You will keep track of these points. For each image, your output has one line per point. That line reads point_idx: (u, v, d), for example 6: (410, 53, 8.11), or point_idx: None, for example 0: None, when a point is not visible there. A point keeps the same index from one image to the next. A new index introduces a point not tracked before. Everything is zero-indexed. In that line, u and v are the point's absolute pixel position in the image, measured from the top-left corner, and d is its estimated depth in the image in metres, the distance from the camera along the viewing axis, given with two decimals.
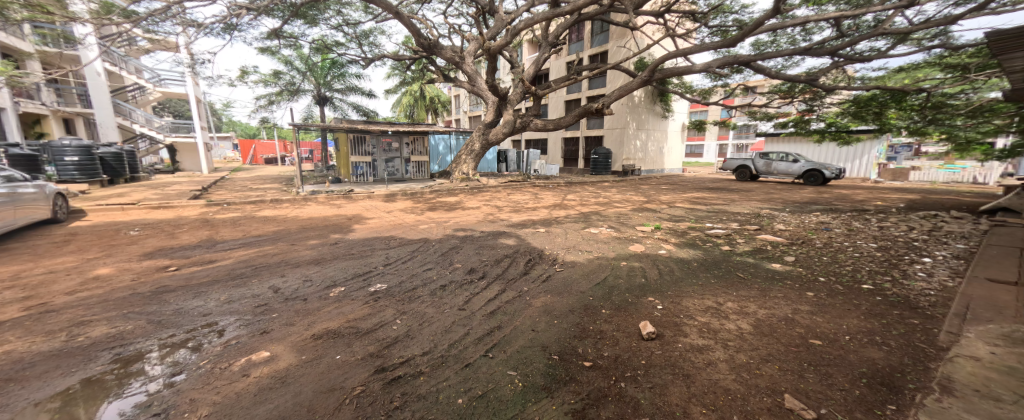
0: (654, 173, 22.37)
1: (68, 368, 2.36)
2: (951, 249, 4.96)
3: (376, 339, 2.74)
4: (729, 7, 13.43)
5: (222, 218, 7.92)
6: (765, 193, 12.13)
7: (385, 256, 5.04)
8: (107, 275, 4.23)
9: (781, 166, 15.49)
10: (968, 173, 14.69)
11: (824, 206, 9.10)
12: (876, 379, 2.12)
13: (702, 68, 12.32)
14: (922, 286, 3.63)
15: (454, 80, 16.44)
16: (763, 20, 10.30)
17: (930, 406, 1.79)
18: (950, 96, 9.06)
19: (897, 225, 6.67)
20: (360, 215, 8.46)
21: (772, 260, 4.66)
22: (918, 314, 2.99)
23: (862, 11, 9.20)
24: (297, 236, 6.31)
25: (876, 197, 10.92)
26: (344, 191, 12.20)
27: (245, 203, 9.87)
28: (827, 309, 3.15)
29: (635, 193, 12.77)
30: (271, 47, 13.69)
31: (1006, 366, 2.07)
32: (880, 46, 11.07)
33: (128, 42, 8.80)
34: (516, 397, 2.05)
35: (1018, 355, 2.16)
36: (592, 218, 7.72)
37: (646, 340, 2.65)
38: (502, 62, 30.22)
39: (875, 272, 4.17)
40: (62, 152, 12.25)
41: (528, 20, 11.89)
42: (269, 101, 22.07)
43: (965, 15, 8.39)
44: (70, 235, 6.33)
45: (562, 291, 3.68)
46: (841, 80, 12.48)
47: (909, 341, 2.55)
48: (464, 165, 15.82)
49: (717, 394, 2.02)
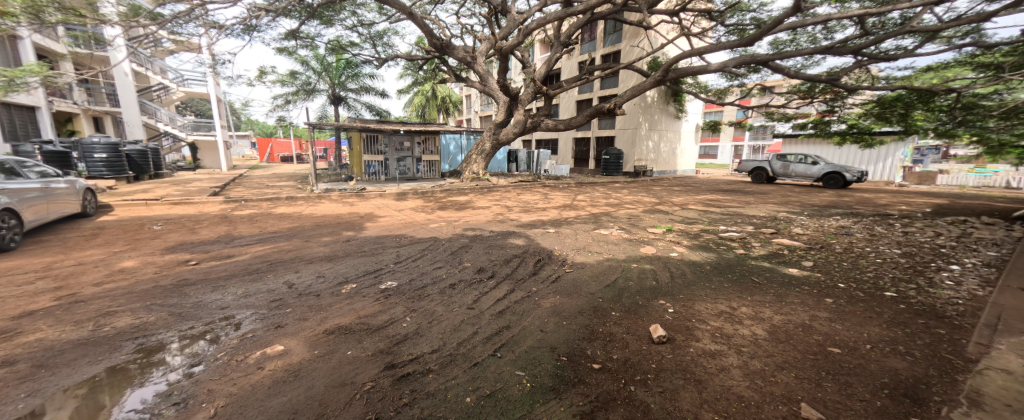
0: (666, 175, 22.04)
1: (95, 356, 2.46)
2: (982, 257, 4.76)
3: (386, 335, 2.78)
4: (746, 6, 13.15)
5: (239, 215, 8.16)
6: (781, 195, 11.85)
7: (395, 254, 5.10)
8: (132, 267, 4.40)
9: (799, 168, 15.05)
10: (1000, 177, 14.12)
11: (844, 210, 8.84)
12: (899, 390, 2.04)
13: (717, 68, 12.03)
14: (949, 295, 3.48)
15: (466, 81, 16.44)
16: (783, 18, 10.02)
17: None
18: (982, 97, 8.73)
19: (923, 230, 6.41)
20: (371, 213, 8.60)
21: (789, 265, 4.54)
22: (944, 324, 2.87)
23: (887, 8, 8.83)
24: (310, 233, 6.46)
25: (900, 201, 10.53)
26: (357, 189, 12.38)
27: (261, 200, 10.11)
28: (846, 317, 3.05)
29: (647, 194, 12.60)
30: (288, 48, 13.97)
31: None
32: (908, 45, 10.66)
33: (154, 43, 9.13)
34: (524, 397, 2.05)
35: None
36: (602, 219, 7.68)
37: (657, 344, 2.60)
38: (515, 63, 30.61)
39: (899, 279, 4.00)
40: (91, 149, 12.78)
41: (540, 19, 11.79)
42: (286, 101, 22.45)
43: (999, 12, 8.03)
44: (97, 229, 6.60)
45: (571, 292, 3.67)
46: (864, 80, 12.07)
47: (935, 351, 2.45)
48: (474, 164, 15.82)
49: (730, 401, 1.98)
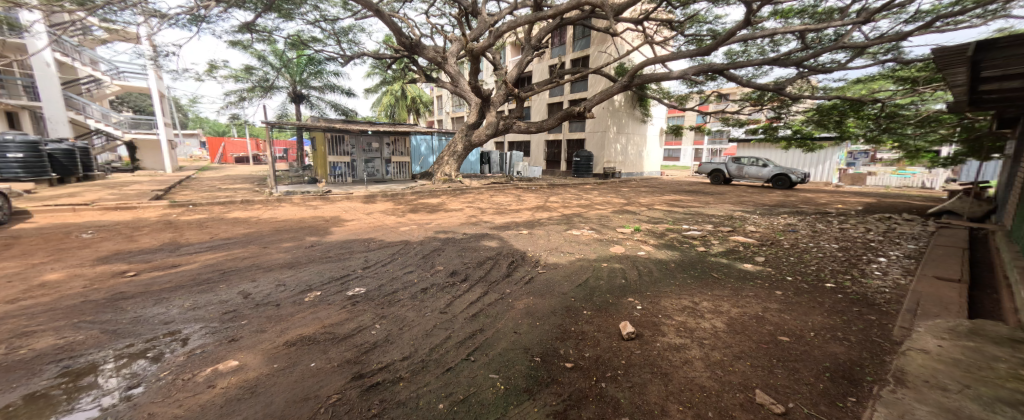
0: (634, 176, 22.86)
1: (7, 384, 2.15)
2: (903, 249, 5.35)
3: (354, 344, 2.65)
4: (703, 17, 13.93)
5: (187, 220, 7.50)
6: (737, 196, 12.66)
7: (364, 258, 4.90)
8: (56, 281, 3.90)
9: (751, 170, 16.22)
10: (917, 178, 16.16)
11: (791, 209, 9.60)
12: (838, 372, 2.23)
13: (678, 75, 12.64)
14: (878, 284, 3.87)
15: (436, 81, 16.15)
16: (735, 31, 10.70)
17: (886, 397, 1.89)
18: (903, 107, 9.90)
19: (856, 227, 7.09)
20: (337, 216, 8.22)
21: (744, 260, 4.84)
22: (874, 311, 3.18)
23: (824, 25, 9.68)
24: (269, 238, 6.06)
25: (837, 200, 11.63)
26: (321, 192, 11.79)
27: (212, 203, 9.37)
28: (794, 307, 3.30)
29: (616, 195, 13.02)
30: (243, 41, 13.07)
31: (952, 358, 2.24)
32: (841, 59, 11.77)
33: (83, 31, 8.21)
34: (498, 401, 2.03)
35: (961, 348, 2.37)
36: (574, 220, 7.84)
37: (626, 340, 2.68)
38: (486, 65, 30.62)
39: (837, 271, 4.40)
40: (4, 148, 11.26)
41: (511, 22, 11.81)
42: (240, 97, 20.99)
43: (913, 32, 9.07)
44: (12, 239, 5.80)
45: (544, 292, 3.69)
46: (806, 89, 13.17)
47: (867, 336, 2.71)
48: (446, 166, 15.60)
49: (694, 391, 2.07)
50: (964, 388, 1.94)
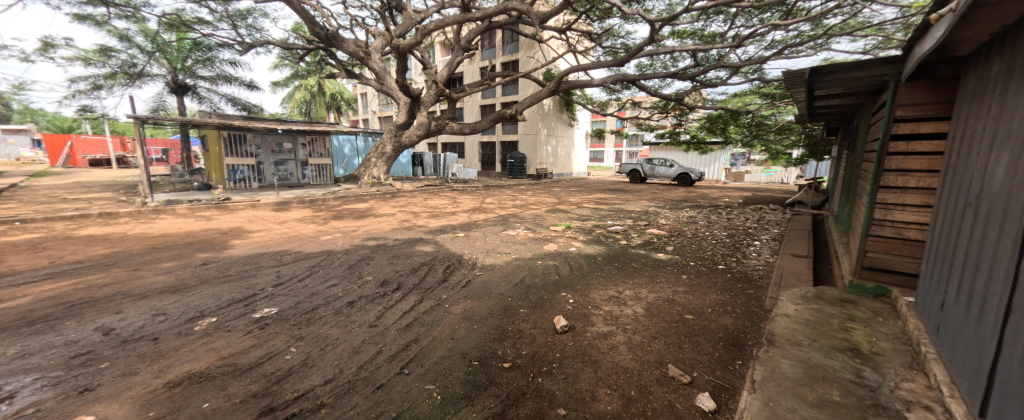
0: (563, 177, 24.09)
1: None
2: (771, 234, 6.52)
3: (263, 373, 2.28)
4: (617, 32, 15.27)
5: (11, 241, 5.72)
6: (651, 193, 14.15)
7: (275, 274, 4.27)
8: None
9: (661, 169, 18.32)
10: (779, 175, 20.00)
11: (692, 203, 11.06)
12: (729, 341, 2.60)
13: (598, 83, 13.64)
14: (755, 263, 4.65)
15: (357, 77, 14.98)
16: (643, 46, 11.91)
17: (763, 356, 2.25)
18: (766, 117, 12.05)
19: (739, 216, 8.45)
20: (240, 227, 7.09)
21: (657, 250, 5.40)
22: (753, 285, 3.80)
23: (710, 46, 11.33)
24: (143, 258, 4.93)
25: (725, 194, 13.76)
26: (216, 199, 10.06)
27: (54, 218, 7.33)
28: (696, 288, 3.77)
29: (547, 195, 13.53)
30: (95, 16, 10.55)
31: (805, 318, 2.77)
32: (723, 76, 13.93)
33: None
34: (434, 412, 1.91)
35: (810, 309, 2.94)
36: (510, 220, 7.94)
37: (560, 334, 2.76)
38: (414, 63, 29.55)
39: (726, 254, 5.17)
40: None
41: (439, 21, 11.48)
42: (93, 85, 16.85)
43: (771, 57, 11.14)
44: None
45: (481, 295, 3.63)
46: (699, 101, 15.25)
47: (748, 307, 3.21)
48: (372, 168, 14.55)
49: (619, 374, 2.22)
50: (812, 341, 2.41)
